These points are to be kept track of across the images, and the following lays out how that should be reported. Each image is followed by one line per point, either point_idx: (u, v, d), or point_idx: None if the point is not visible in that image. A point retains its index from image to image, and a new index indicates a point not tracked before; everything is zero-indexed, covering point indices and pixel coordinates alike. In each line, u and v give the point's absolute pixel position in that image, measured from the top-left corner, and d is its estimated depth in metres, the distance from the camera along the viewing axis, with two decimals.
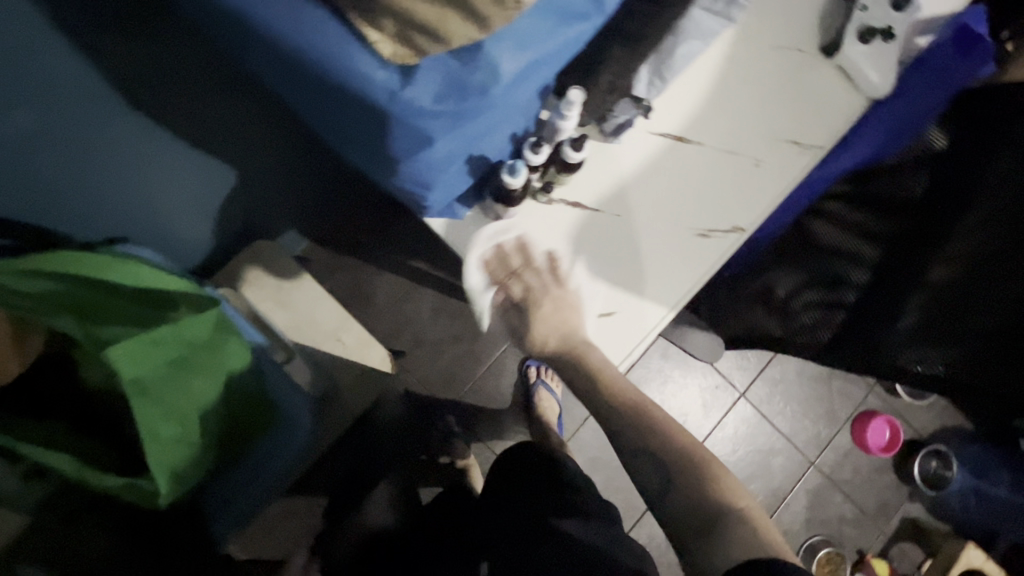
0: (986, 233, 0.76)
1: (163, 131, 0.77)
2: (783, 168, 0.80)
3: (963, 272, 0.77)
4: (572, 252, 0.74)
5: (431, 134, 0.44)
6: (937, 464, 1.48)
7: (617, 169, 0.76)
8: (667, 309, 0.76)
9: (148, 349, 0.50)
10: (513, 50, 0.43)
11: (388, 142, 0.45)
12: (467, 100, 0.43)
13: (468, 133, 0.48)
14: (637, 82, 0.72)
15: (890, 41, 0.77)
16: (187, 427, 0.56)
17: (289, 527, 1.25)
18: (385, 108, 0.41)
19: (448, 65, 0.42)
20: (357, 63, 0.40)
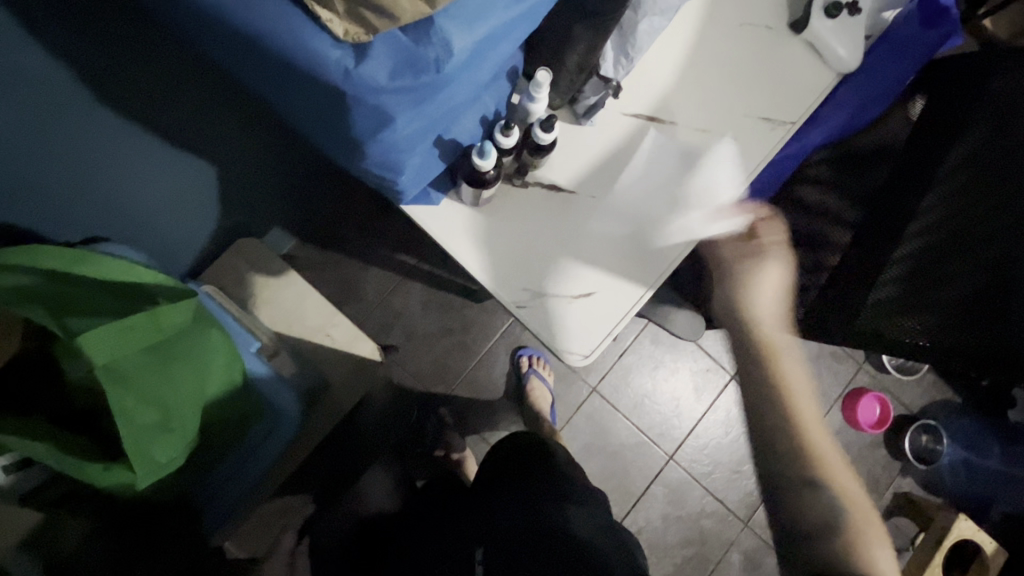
0: (955, 204, 0.77)
1: (137, 127, 0.76)
2: (756, 144, 0.80)
3: (933, 243, 0.77)
4: (548, 233, 0.75)
5: (389, 111, 0.44)
6: (927, 438, 1.49)
7: (591, 150, 0.76)
8: (646, 288, 0.76)
9: (121, 336, 0.50)
10: (465, 27, 0.43)
11: (348, 122, 0.45)
12: (422, 77, 0.43)
13: (429, 113, 0.49)
14: (604, 61, 0.72)
15: (855, 15, 0.79)
16: (167, 414, 0.56)
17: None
18: (341, 86, 0.41)
19: (400, 42, 0.42)
20: (313, 43, 0.40)
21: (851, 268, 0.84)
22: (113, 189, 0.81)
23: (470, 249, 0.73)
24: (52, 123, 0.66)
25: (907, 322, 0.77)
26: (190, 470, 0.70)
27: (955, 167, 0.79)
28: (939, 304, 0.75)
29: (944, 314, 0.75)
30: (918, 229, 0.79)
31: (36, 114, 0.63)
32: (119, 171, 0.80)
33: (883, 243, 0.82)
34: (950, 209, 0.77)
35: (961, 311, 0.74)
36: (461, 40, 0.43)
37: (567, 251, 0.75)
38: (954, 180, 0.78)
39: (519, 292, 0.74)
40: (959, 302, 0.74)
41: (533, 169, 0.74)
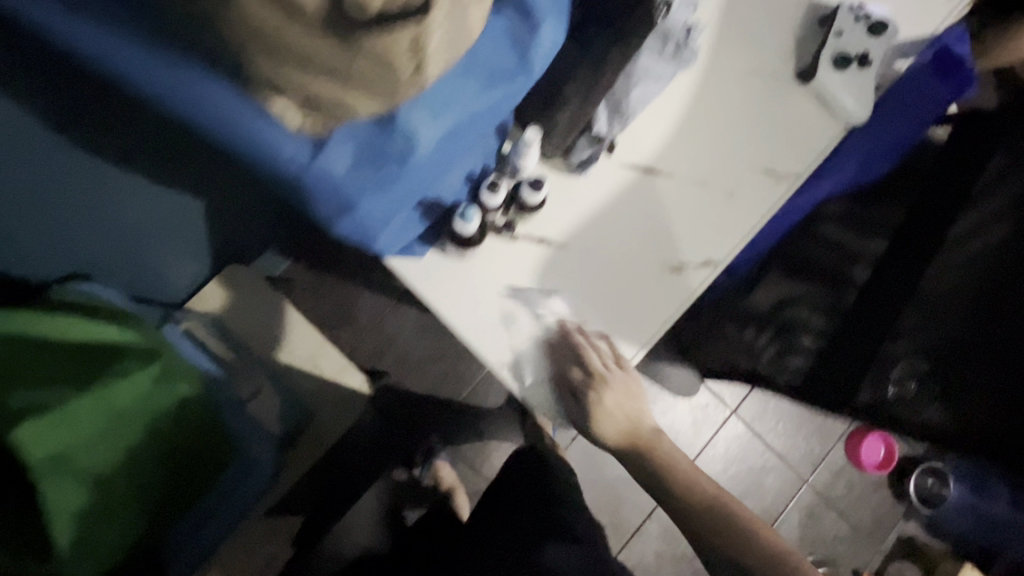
0: (965, 278, 0.82)
1: (113, 167, 0.73)
2: (757, 197, 0.77)
3: (939, 315, 0.84)
4: (536, 289, 0.72)
5: (353, 201, 0.46)
6: (934, 482, 1.42)
7: (584, 203, 0.73)
8: (637, 347, 0.74)
9: (51, 426, 0.56)
10: (429, 118, 0.45)
11: (312, 209, 0.47)
12: (385, 166, 0.45)
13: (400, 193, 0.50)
14: (597, 120, 0.69)
15: (866, 66, 0.75)
16: (109, 476, 0.61)
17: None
18: (298, 178, 0.43)
19: (361, 132, 0.44)
20: (267, 136, 0.42)
21: (855, 323, 0.84)
22: (95, 227, 0.79)
23: (453, 305, 0.70)
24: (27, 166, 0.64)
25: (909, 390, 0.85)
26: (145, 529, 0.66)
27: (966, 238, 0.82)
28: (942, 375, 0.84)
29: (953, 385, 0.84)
30: (923, 296, 0.83)
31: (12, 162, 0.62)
32: (100, 210, 0.78)
33: (893, 302, 0.83)
34: (962, 284, 0.82)
35: (964, 386, 0.83)
36: (425, 131, 0.44)
37: (555, 305, 0.72)
38: (964, 250, 0.82)
39: (504, 350, 0.70)
40: (961, 375, 0.83)
41: (523, 222, 0.71)
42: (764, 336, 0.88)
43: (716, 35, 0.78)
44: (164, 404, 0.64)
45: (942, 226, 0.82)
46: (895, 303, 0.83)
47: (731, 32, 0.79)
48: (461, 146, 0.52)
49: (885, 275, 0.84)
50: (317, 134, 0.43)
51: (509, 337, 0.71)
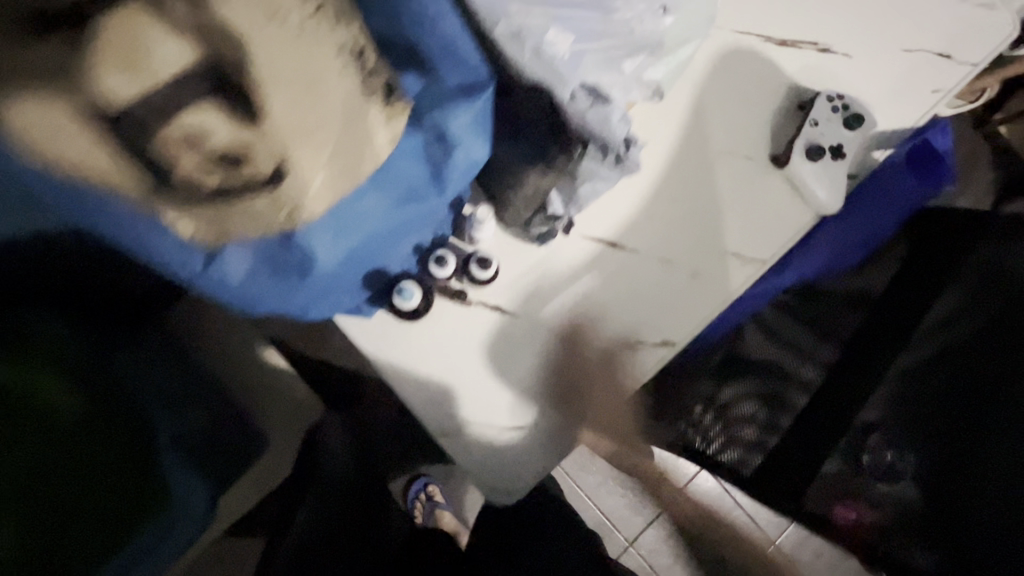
0: (938, 361, 0.78)
1: None
2: (721, 281, 0.76)
3: (916, 415, 0.78)
4: (485, 360, 0.70)
5: (257, 296, 0.48)
6: None
7: (542, 272, 0.72)
8: (583, 425, 0.72)
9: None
10: (331, 234, 0.46)
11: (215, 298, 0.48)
12: (287, 270, 0.46)
13: (317, 288, 0.51)
14: (552, 198, 0.62)
15: (839, 159, 0.75)
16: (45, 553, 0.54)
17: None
18: (189, 281, 0.44)
19: (265, 244, 0.43)
20: (148, 243, 0.40)
21: (821, 409, 0.81)
22: None
23: (399, 372, 0.68)
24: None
25: (871, 460, 0.77)
26: None
27: (938, 331, 0.79)
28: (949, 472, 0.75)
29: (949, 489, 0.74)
30: (882, 398, 0.79)
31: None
32: None
33: (862, 387, 0.80)
34: (938, 369, 0.78)
35: (944, 484, 0.75)
36: (322, 249, 0.46)
37: (493, 377, 0.70)
38: (945, 346, 0.78)
39: (445, 420, 0.69)
40: (930, 451, 0.76)
41: (479, 289, 0.70)
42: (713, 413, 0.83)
43: (689, 114, 0.78)
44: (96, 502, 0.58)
45: (912, 318, 0.81)
46: (862, 391, 0.80)
47: (705, 110, 0.78)
48: (385, 242, 0.54)
49: (856, 359, 0.82)
50: (208, 248, 0.42)
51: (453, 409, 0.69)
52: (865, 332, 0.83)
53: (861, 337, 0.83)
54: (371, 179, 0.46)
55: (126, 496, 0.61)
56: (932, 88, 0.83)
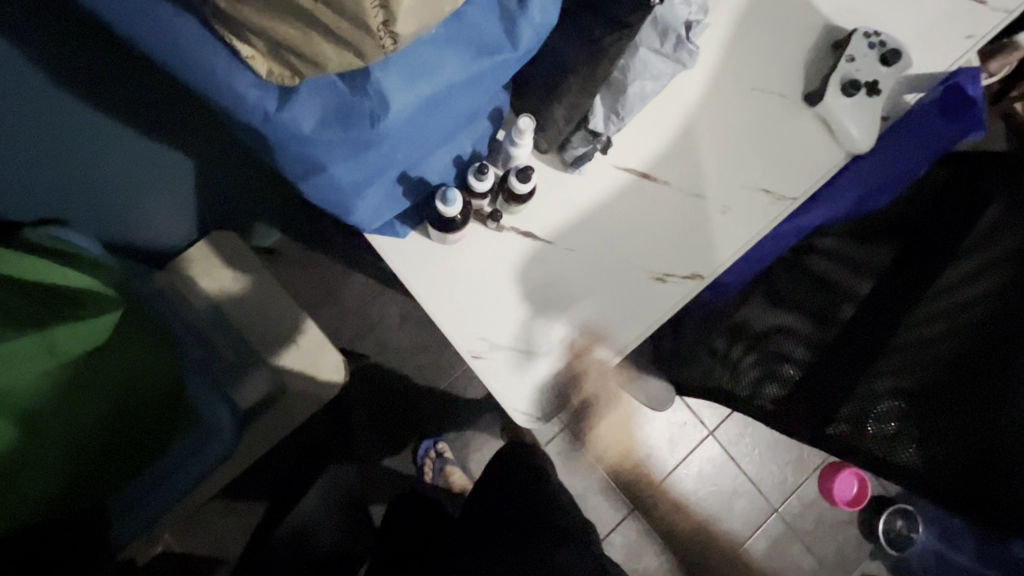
0: (957, 314, 0.71)
1: (101, 117, 0.73)
2: (752, 216, 0.76)
3: (914, 363, 0.74)
4: (517, 285, 0.70)
5: (322, 161, 0.44)
6: (903, 524, 1.42)
7: (574, 200, 0.72)
8: (612, 354, 0.72)
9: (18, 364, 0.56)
10: (404, 83, 0.42)
11: (281, 163, 0.45)
12: (354, 127, 0.42)
13: (377, 163, 0.48)
14: (593, 115, 0.68)
15: (874, 96, 0.75)
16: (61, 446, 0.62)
17: (233, 522, 1.26)
18: (262, 129, 0.41)
19: (337, 88, 0.41)
20: (230, 82, 0.40)
21: (837, 357, 0.79)
22: (70, 175, 0.78)
23: (432, 290, 0.69)
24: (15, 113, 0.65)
25: (872, 402, 0.74)
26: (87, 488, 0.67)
27: (953, 294, 0.73)
28: (956, 422, 0.69)
29: (945, 427, 0.69)
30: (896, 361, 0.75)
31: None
32: (92, 161, 0.78)
33: (875, 341, 0.77)
34: (937, 309, 0.74)
35: (944, 458, 0.69)
36: (397, 96, 0.42)
37: (522, 303, 0.70)
38: (952, 292, 0.73)
39: (475, 341, 0.69)
40: (924, 396, 0.71)
41: (512, 213, 0.70)
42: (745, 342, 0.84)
43: (722, 49, 0.77)
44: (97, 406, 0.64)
45: (930, 266, 0.76)
46: (877, 344, 0.77)
47: (739, 46, 0.78)
48: (449, 123, 0.50)
49: (875, 309, 0.79)
50: (286, 86, 0.40)
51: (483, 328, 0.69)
52: (887, 281, 0.80)
53: (881, 290, 0.80)
54: (434, 30, 0.42)
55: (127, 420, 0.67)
56: (968, 34, 0.80)
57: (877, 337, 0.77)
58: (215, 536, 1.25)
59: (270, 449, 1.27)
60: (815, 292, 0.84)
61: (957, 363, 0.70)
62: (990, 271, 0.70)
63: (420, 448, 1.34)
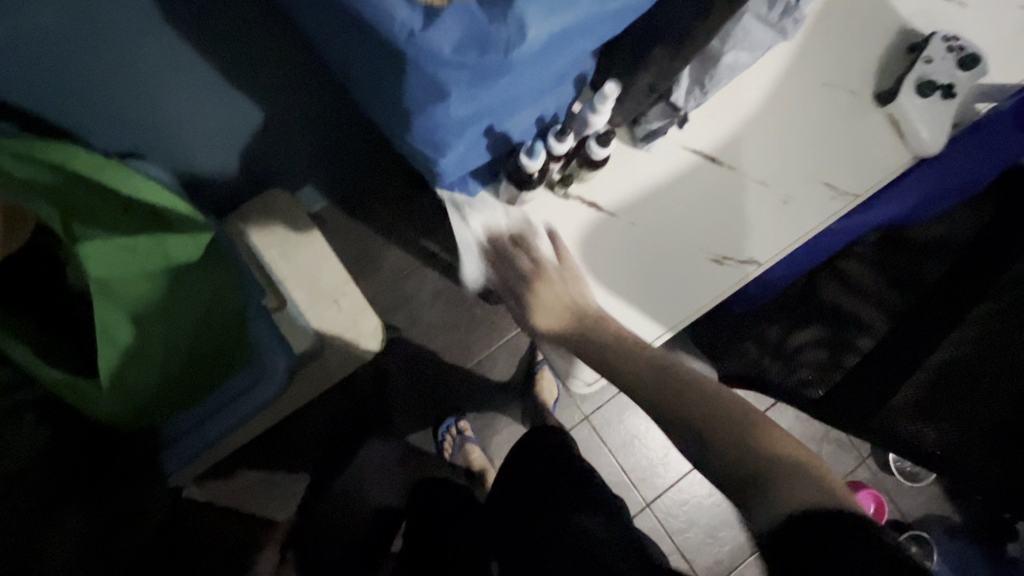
0: (974, 332, 0.78)
1: (194, 56, 0.76)
2: (813, 209, 0.76)
3: (936, 373, 0.77)
4: (577, 253, 0.72)
5: (447, 88, 0.43)
6: (918, 551, 1.36)
7: (639, 175, 0.73)
8: (663, 329, 0.73)
9: (122, 256, 0.58)
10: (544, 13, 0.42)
11: (403, 91, 0.44)
12: (489, 56, 0.41)
13: (490, 100, 0.48)
14: (678, 88, 0.68)
15: (949, 99, 0.75)
16: (147, 344, 0.62)
17: (255, 475, 1.28)
18: (402, 49, 0.39)
19: (476, 14, 0.40)
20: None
21: (879, 361, 0.79)
22: (152, 106, 0.81)
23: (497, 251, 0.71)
24: (119, 41, 0.68)
25: (903, 403, 0.77)
26: (152, 412, 0.68)
27: (986, 319, 0.78)
28: (966, 424, 0.75)
29: (960, 429, 0.75)
30: (929, 375, 0.77)
31: (100, 27, 0.65)
32: (172, 95, 0.81)
33: (915, 354, 0.78)
34: (965, 326, 0.78)
35: (964, 457, 0.75)
36: (536, 27, 0.41)
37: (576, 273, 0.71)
38: (973, 310, 0.78)
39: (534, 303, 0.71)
40: (945, 401, 0.76)
41: (579, 182, 0.72)
42: (779, 345, 0.86)
43: (797, 43, 0.78)
44: (192, 305, 0.64)
45: (964, 281, 0.80)
46: (917, 355, 0.78)
47: (816, 40, 0.78)
48: (561, 65, 0.50)
49: (914, 325, 0.80)
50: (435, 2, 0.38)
51: (540, 291, 0.70)
52: (925, 293, 0.81)
53: (919, 307, 0.80)
54: None
55: (207, 331, 0.67)
56: None
57: (913, 346, 0.79)
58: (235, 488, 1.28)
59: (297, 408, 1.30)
60: (853, 297, 0.84)
61: (973, 375, 0.76)
62: (1006, 296, 0.77)
63: (442, 425, 1.37)
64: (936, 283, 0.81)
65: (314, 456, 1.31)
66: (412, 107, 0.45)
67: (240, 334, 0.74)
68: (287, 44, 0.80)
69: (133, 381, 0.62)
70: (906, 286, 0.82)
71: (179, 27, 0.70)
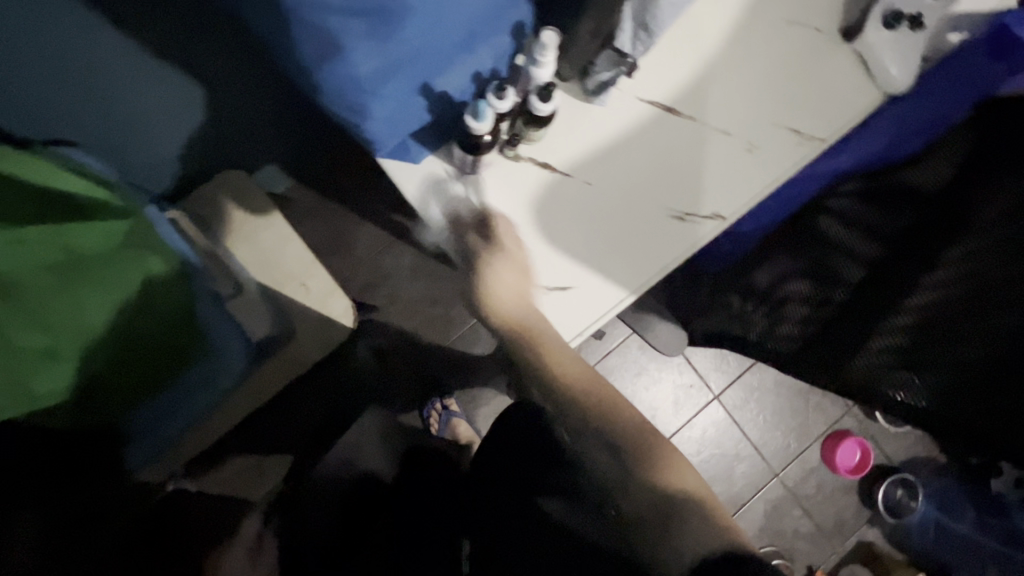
0: (960, 270, 0.70)
1: (117, 34, 0.71)
2: (779, 157, 0.73)
3: (916, 321, 0.71)
4: (534, 217, 0.68)
5: (341, 39, 0.39)
6: (903, 493, 1.38)
7: (595, 131, 0.69)
8: (628, 292, 0.70)
9: (12, 250, 0.50)
10: None
11: (297, 45, 0.40)
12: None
13: (398, 52, 0.44)
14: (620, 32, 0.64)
15: (917, 30, 0.71)
16: (57, 346, 0.57)
17: (241, 462, 1.27)
18: None
19: None
20: None
21: (854, 310, 0.77)
22: (84, 93, 0.77)
23: (450, 228, 0.67)
24: (31, 27, 0.63)
25: (876, 356, 0.74)
26: (90, 410, 0.67)
27: (962, 259, 0.70)
28: (951, 372, 0.69)
29: (946, 379, 0.70)
30: (899, 324, 0.72)
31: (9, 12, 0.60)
32: (104, 78, 0.76)
33: (886, 301, 0.74)
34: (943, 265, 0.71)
35: (948, 402, 0.70)
36: None
37: (535, 240, 0.68)
38: (956, 247, 0.71)
39: (489, 273, 0.68)
40: (928, 350, 0.71)
41: (531, 142, 0.68)
42: (756, 301, 0.84)
43: None
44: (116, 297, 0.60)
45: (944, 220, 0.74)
46: (888, 303, 0.74)
47: None
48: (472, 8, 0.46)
49: (888, 269, 0.77)
50: None
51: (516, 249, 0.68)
52: (901, 240, 0.77)
53: (894, 251, 0.77)
54: None
55: (131, 329, 0.63)
56: None
57: (885, 295, 0.75)
58: (220, 476, 1.27)
59: (278, 394, 1.29)
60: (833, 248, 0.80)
61: (959, 318, 0.68)
62: (991, 230, 0.68)
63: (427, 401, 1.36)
64: (914, 224, 0.78)
65: (298, 439, 1.29)
66: (311, 65, 0.41)
67: (186, 323, 0.69)
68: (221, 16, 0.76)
69: (39, 388, 0.58)
70: (884, 230, 0.79)
71: (97, 4, 0.65)
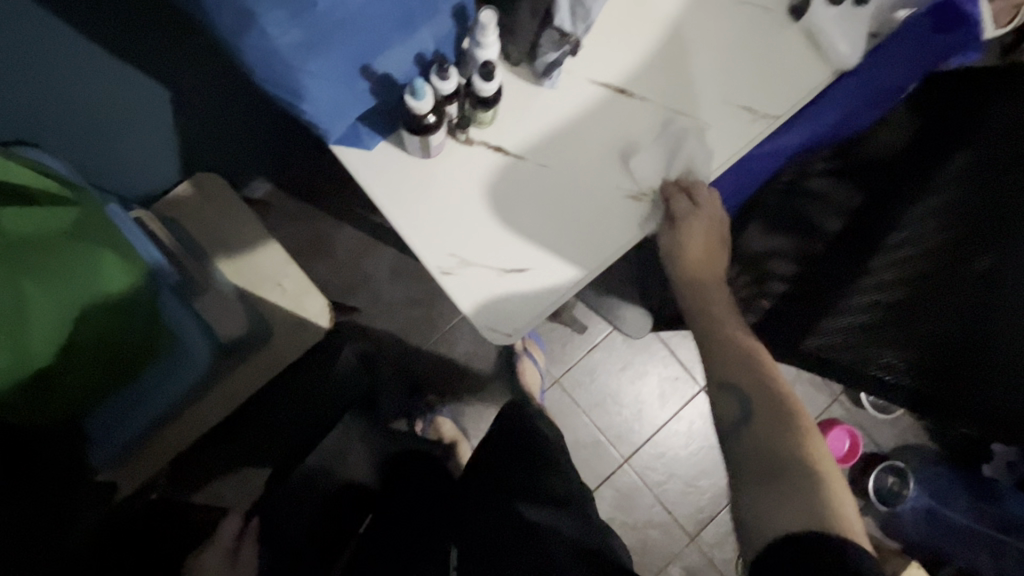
0: (930, 254, 0.71)
1: (71, 30, 0.71)
2: (732, 135, 0.73)
3: (893, 298, 0.72)
4: (489, 200, 0.69)
5: (254, 10, 0.41)
6: (894, 481, 1.36)
7: (545, 114, 0.70)
8: (585, 273, 0.70)
9: None
10: None
11: (215, 16, 0.43)
12: None
13: (322, 27, 0.45)
14: (560, 10, 0.61)
15: (861, 7, 0.72)
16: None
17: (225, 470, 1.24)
18: None
19: None
20: None
21: (825, 273, 0.79)
22: (45, 93, 0.77)
23: (407, 214, 0.67)
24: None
25: (846, 330, 0.73)
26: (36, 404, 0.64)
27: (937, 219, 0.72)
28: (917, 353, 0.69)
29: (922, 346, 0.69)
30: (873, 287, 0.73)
31: None
32: (60, 77, 0.76)
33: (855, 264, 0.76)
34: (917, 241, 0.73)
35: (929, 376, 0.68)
36: None
37: (488, 223, 0.69)
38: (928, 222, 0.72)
39: (444, 257, 0.68)
40: (898, 325, 0.70)
41: (484, 128, 0.69)
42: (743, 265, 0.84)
43: None
44: (67, 279, 0.60)
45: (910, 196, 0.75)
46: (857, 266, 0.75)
47: None
48: None
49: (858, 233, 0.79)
50: None
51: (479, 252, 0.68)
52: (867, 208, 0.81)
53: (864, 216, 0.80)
54: None
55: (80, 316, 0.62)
56: None
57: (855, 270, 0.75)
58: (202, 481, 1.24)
59: (251, 401, 1.25)
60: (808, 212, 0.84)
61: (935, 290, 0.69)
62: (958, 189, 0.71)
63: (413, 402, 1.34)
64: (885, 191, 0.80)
65: (281, 445, 1.26)
66: (233, 43, 0.44)
67: (152, 313, 0.71)
68: (181, 20, 0.77)
69: None
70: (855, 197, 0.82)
71: (58, 11, 0.68)
